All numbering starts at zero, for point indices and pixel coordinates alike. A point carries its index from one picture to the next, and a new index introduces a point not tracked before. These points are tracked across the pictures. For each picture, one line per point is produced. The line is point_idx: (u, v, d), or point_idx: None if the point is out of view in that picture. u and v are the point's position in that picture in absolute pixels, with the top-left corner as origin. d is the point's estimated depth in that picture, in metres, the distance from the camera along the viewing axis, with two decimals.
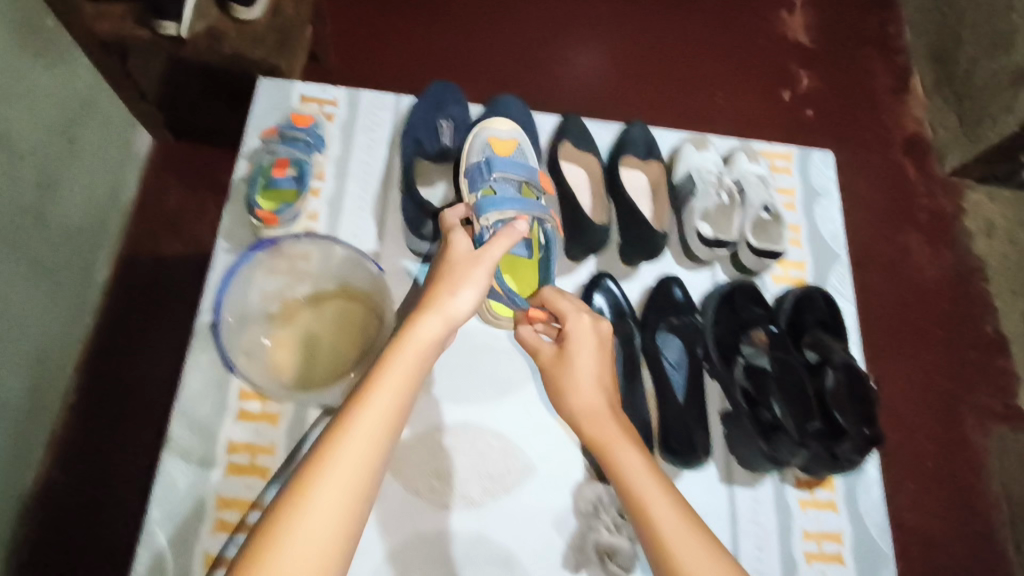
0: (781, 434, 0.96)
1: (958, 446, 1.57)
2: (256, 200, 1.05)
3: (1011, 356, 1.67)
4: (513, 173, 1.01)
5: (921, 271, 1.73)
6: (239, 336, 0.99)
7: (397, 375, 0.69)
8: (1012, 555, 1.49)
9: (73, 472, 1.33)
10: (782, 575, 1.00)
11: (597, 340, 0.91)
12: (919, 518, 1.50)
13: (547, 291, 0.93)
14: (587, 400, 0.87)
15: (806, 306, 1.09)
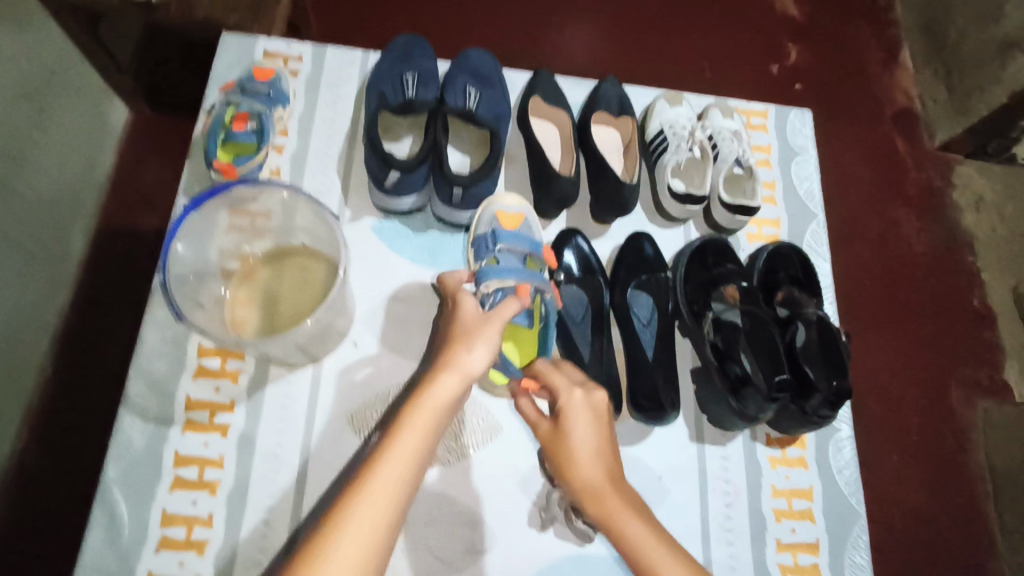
0: (749, 389, 0.93)
1: (944, 419, 1.54)
2: (214, 153, 1.03)
3: (997, 329, 1.64)
4: (517, 246, 0.97)
5: (908, 245, 1.69)
6: (197, 291, 0.96)
7: (412, 439, 0.67)
8: (997, 528, 1.46)
9: (48, 444, 1.25)
10: (751, 532, 0.99)
11: (596, 414, 0.83)
12: (904, 491, 1.47)
13: (541, 363, 0.88)
14: (585, 472, 0.80)
15: (779, 263, 1.07)
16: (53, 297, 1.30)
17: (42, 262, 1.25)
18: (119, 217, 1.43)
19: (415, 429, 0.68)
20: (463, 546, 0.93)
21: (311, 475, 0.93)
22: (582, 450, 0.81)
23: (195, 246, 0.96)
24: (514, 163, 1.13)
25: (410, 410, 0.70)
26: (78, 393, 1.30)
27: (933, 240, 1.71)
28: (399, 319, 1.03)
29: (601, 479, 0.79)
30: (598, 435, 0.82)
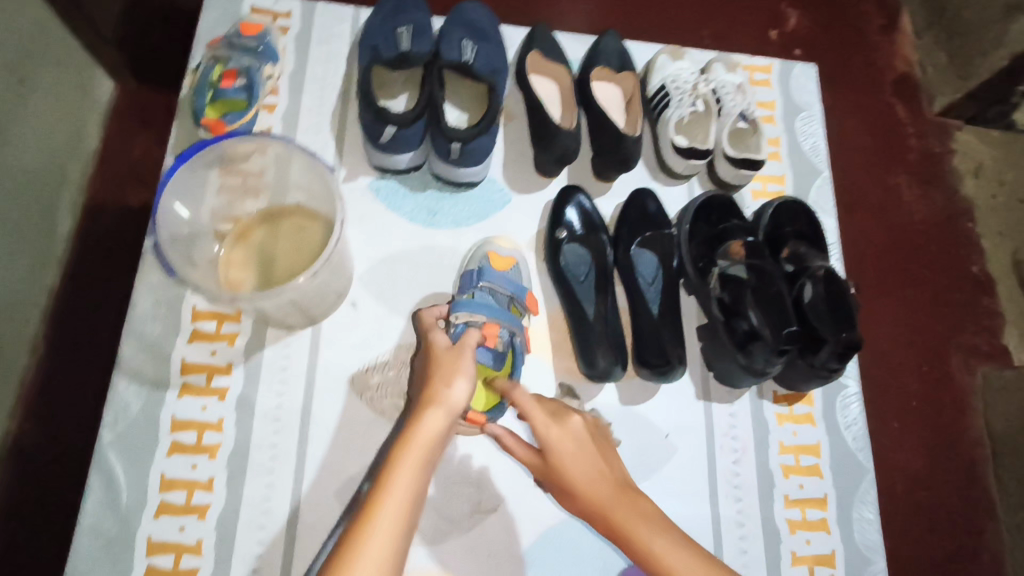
0: (757, 343, 0.92)
1: (944, 387, 1.35)
2: (201, 109, 1.01)
3: (998, 296, 1.44)
4: (504, 288, 0.93)
5: (908, 206, 1.46)
6: (189, 248, 0.93)
7: (402, 483, 0.64)
8: (1001, 513, 1.27)
9: (46, 428, 1.12)
10: (759, 488, 0.98)
11: (571, 438, 0.80)
12: (908, 459, 1.27)
13: (512, 390, 0.82)
14: (586, 497, 0.76)
15: (785, 217, 1.05)
16: (40, 274, 1.17)
17: (28, 234, 1.14)
18: (107, 195, 1.27)
19: (404, 472, 0.65)
20: (470, 505, 0.92)
21: (313, 436, 0.91)
22: (577, 477, 0.77)
23: (189, 205, 0.94)
24: (513, 121, 1.11)
25: (397, 452, 0.67)
26: (73, 374, 1.16)
27: (932, 195, 1.49)
28: (399, 280, 1.00)
29: (606, 496, 0.75)
30: (587, 459, 0.78)
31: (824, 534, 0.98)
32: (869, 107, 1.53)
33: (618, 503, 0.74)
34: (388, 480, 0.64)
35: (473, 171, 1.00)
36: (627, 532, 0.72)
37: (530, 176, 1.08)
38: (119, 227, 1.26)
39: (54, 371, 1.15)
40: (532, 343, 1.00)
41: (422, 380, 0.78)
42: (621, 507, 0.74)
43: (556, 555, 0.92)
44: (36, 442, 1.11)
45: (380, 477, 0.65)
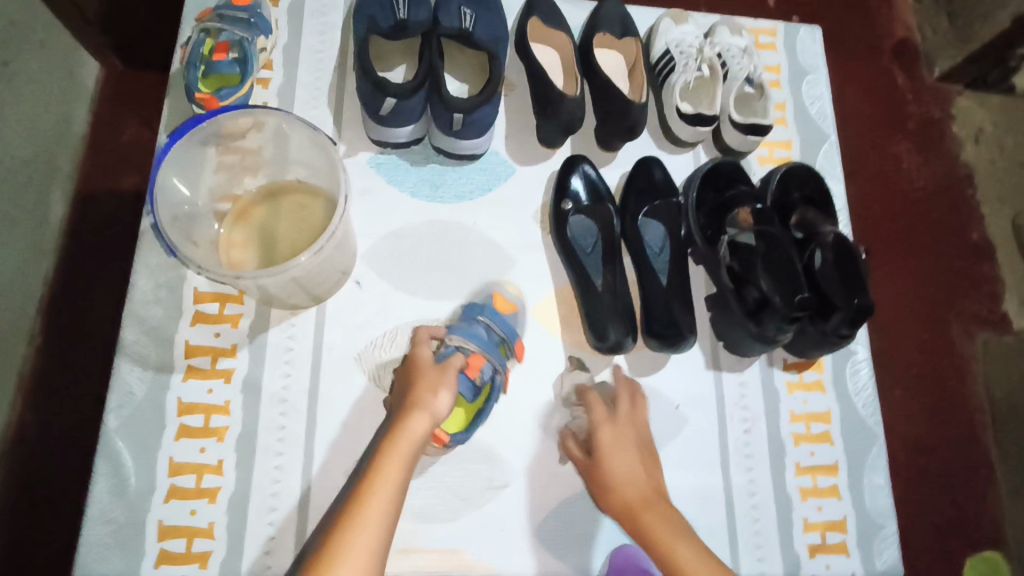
0: (769, 310, 0.91)
1: (943, 354, 1.29)
2: (195, 83, 0.98)
3: (999, 262, 1.37)
4: (497, 328, 0.91)
5: (903, 171, 1.39)
6: (189, 228, 0.90)
7: (386, 486, 0.66)
8: (1003, 489, 1.22)
9: (49, 418, 1.11)
10: (771, 456, 0.98)
11: (623, 437, 0.87)
12: (907, 428, 1.23)
13: (588, 392, 0.92)
14: (620, 493, 0.82)
15: (793, 182, 1.03)
16: (34, 264, 1.14)
17: (22, 222, 1.11)
18: (101, 181, 1.24)
19: (388, 476, 0.67)
20: (481, 482, 0.91)
21: (321, 416, 0.90)
22: (613, 477, 0.83)
23: (188, 182, 0.91)
24: (515, 91, 1.08)
25: (381, 456, 0.69)
26: (73, 363, 1.14)
27: (929, 160, 1.41)
28: (403, 256, 0.98)
29: (630, 494, 0.81)
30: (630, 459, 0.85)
31: (835, 501, 0.98)
32: (862, 73, 1.44)
33: (644, 504, 0.80)
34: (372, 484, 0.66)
35: (475, 142, 0.98)
36: (652, 529, 0.77)
37: (534, 147, 1.06)
38: (111, 212, 1.23)
39: (55, 361, 1.13)
40: (539, 317, 0.99)
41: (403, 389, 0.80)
42: (644, 505, 0.80)
43: (568, 529, 0.91)
44: (38, 433, 1.10)
45: (364, 480, 0.67)
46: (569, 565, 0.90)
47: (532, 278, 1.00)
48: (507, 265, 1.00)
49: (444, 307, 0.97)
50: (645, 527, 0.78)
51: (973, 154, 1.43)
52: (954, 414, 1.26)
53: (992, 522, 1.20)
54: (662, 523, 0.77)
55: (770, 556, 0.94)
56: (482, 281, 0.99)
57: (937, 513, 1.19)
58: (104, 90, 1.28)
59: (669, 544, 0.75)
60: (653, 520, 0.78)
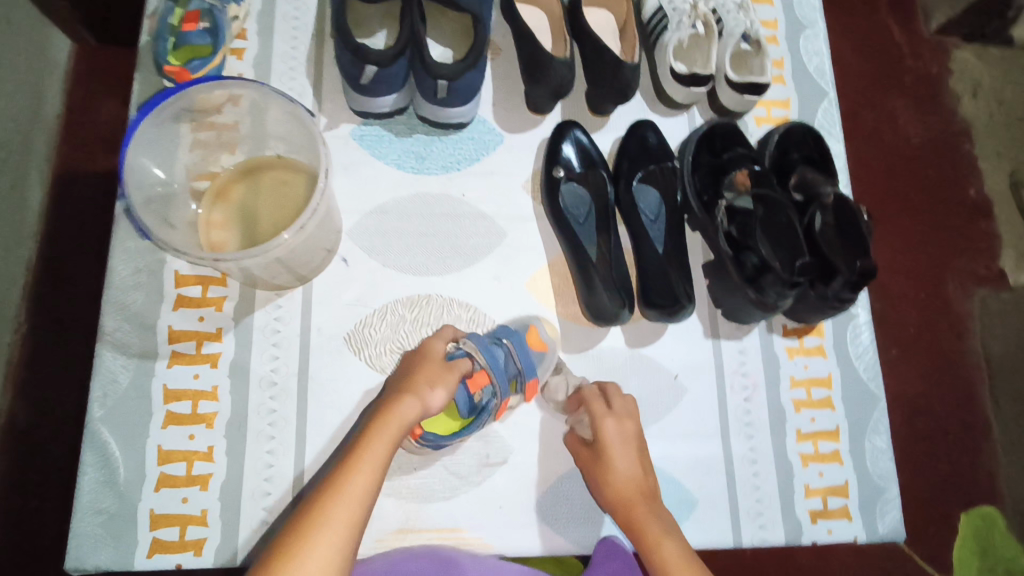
0: (768, 275, 0.87)
1: (939, 312, 1.23)
2: (163, 56, 0.94)
3: (996, 219, 1.29)
4: (516, 359, 0.83)
5: (897, 129, 1.29)
6: (165, 210, 0.86)
7: (367, 470, 0.63)
8: (1000, 455, 1.17)
9: (38, 408, 1.06)
10: (771, 423, 0.97)
11: (623, 434, 0.84)
12: (902, 386, 1.17)
13: (585, 388, 0.87)
14: (618, 492, 0.81)
15: (792, 143, 1.00)
16: (17, 251, 1.08)
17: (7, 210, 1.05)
18: (79, 164, 1.17)
19: (370, 460, 0.64)
20: (478, 459, 0.90)
21: (312, 399, 0.88)
22: (611, 478, 0.82)
23: (161, 161, 0.87)
24: (501, 55, 1.03)
25: (364, 440, 0.65)
26: (61, 349, 1.09)
27: (924, 115, 1.31)
28: (390, 232, 0.95)
29: (628, 495, 0.80)
30: (628, 459, 0.83)
31: (837, 466, 0.97)
32: (857, 26, 1.34)
33: (643, 505, 0.79)
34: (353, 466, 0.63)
35: (461, 110, 0.93)
36: (645, 532, 0.76)
37: (523, 115, 1.02)
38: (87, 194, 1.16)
39: (43, 347, 1.09)
40: (532, 291, 0.96)
41: (398, 378, 0.77)
42: (640, 508, 0.79)
43: (565, 505, 0.90)
44: (30, 421, 1.05)
45: (345, 462, 0.63)
46: (570, 540, 0.89)
47: (524, 250, 0.97)
48: (498, 238, 0.97)
49: (435, 282, 0.94)
50: (639, 529, 0.77)
51: (970, 108, 1.34)
52: (951, 372, 1.20)
53: (986, 482, 1.16)
54: (655, 527, 0.76)
55: (771, 524, 0.93)
56: (473, 255, 0.96)
57: (933, 472, 1.14)
58: (77, 68, 1.21)
59: (657, 549, 0.74)
60: (646, 523, 0.77)
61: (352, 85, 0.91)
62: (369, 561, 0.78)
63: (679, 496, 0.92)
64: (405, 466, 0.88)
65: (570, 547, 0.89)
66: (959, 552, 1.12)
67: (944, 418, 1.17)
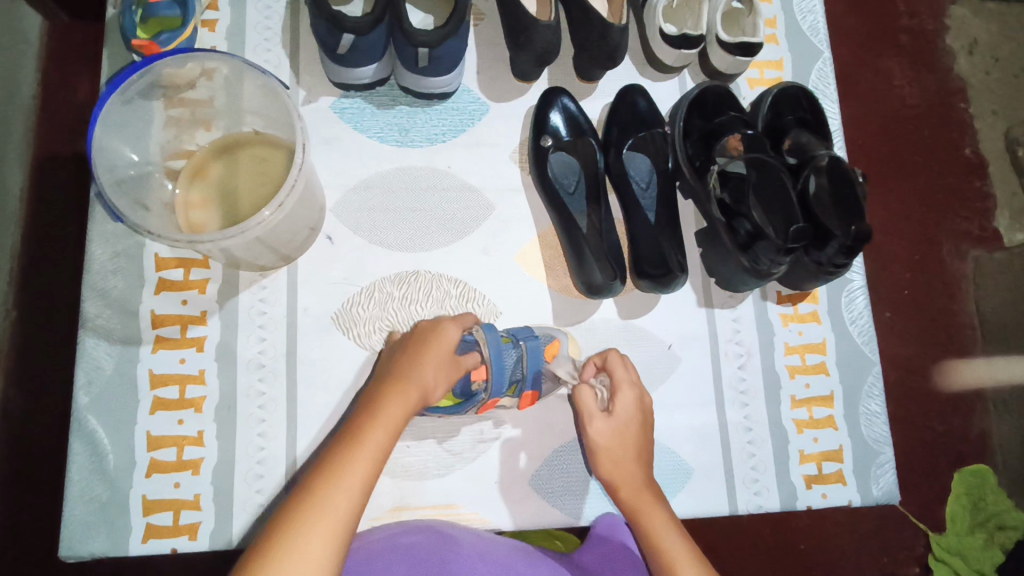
0: (762, 243, 0.87)
1: (933, 274, 1.21)
2: (130, 28, 0.90)
3: (990, 178, 1.26)
4: (523, 367, 0.82)
5: (891, 88, 1.26)
6: (139, 191, 0.84)
7: (356, 471, 0.58)
8: (992, 415, 1.17)
9: (25, 399, 1.01)
10: (765, 390, 0.96)
11: (638, 409, 0.83)
12: (896, 349, 1.17)
13: (612, 353, 0.85)
14: (620, 470, 0.80)
15: (785, 104, 0.97)
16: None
17: None
18: (59, 143, 1.10)
19: (359, 459, 0.59)
20: (472, 435, 0.90)
21: (300, 380, 0.87)
22: (618, 455, 0.80)
23: (131, 140, 0.84)
24: (485, 20, 0.99)
25: (355, 436, 0.61)
26: (53, 334, 1.04)
27: (919, 73, 1.27)
28: (376, 207, 0.93)
29: (629, 476, 0.79)
30: (636, 436, 0.81)
31: (831, 432, 0.97)
32: None
33: (642, 487, 0.79)
34: (338, 465, 0.58)
35: (445, 79, 0.90)
36: (643, 515, 0.77)
37: (509, 82, 0.98)
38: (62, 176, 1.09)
39: (32, 332, 1.04)
40: (523, 264, 0.94)
41: (392, 362, 0.71)
42: (644, 491, 0.78)
43: (559, 477, 0.90)
44: (25, 407, 1.01)
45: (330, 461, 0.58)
46: (567, 512, 0.89)
47: (513, 223, 0.95)
48: (486, 211, 0.95)
49: (424, 258, 0.92)
50: (639, 511, 0.77)
51: (965, 66, 1.30)
52: (943, 333, 1.19)
53: (977, 443, 1.15)
54: (656, 511, 0.77)
55: (765, 490, 0.94)
56: (462, 229, 0.94)
57: (924, 432, 1.14)
58: (49, 44, 1.13)
59: (657, 536, 0.75)
60: (647, 506, 0.77)
61: (328, 55, 0.87)
62: (371, 535, 0.78)
63: (673, 465, 0.92)
64: (398, 444, 0.88)
65: (566, 519, 0.89)
66: (950, 509, 1.09)
67: (937, 380, 1.17)
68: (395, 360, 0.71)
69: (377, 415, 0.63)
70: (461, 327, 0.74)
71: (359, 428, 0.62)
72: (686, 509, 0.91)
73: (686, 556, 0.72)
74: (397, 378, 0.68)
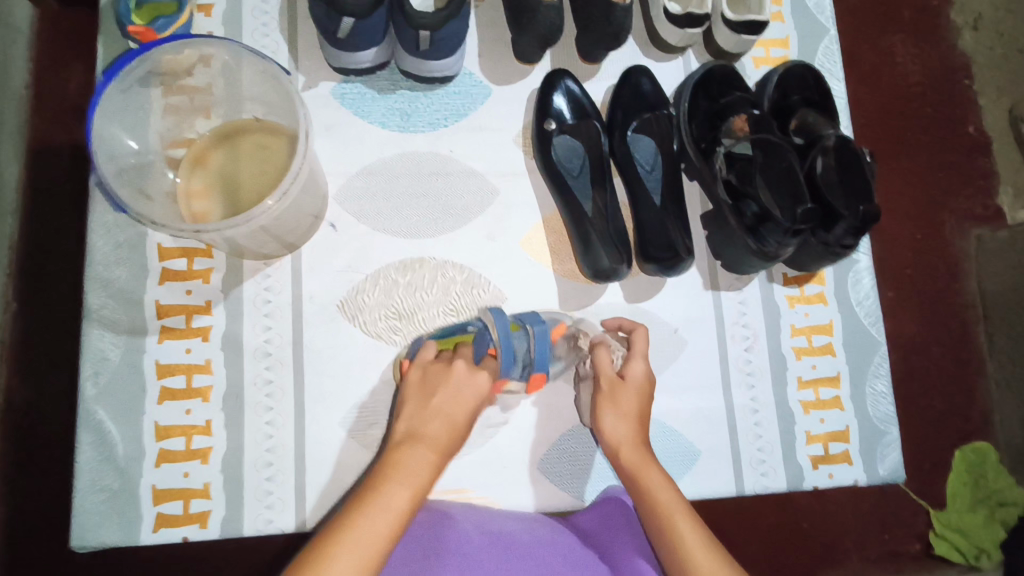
0: (769, 224, 0.86)
1: (937, 253, 1.20)
2: (124, 13, 0.88)
3: (995, 156, 1.25)
4: (532, 350, 0.81)
5: (895, 66, 1.24)
6: (140, 180, 0.83)
7: (374, 537, 0.57)
8: (995, 394, 1.17)
9: (30, 390, 1.01)
10: (772, 372, 0.96)
11: (649, 380, 0.83)
12: (900, 328, 1.16)
13: (641, 327, 0.86)
14: (619, 428, 0.78)
15: (792, 84, 0.96)
16: None
17: None
18: (51, 131, 1.08)
19: (377, 524, 0.58)
20: (479, 421, 0.90)
21: (305, 369, 0.87)
22: (619, 412, 0.79)
23: (130, 128, 0.83)
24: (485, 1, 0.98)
25: (390, 476, 0.62)
26: (55, 326, 1.04)
27: (924, 50, 1.25)
28: (378, 194, 0.92)
29: (627, 435, 0.78)
30: (640, 401, 0.81)
31: (837, 412, 0.97)
32: None
33: (640, 448, 0.77)
34: (356, 531, 0.57)
35: (447, 63, 0.89)
36: (638, 472, 0.75)
37: (510, 65, 0.97)
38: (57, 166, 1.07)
39: (31, 324, 1.03)
40: (528, 250, 0.94)
41: (416, 408, 0.70)
42: (639, 448, 0.77)
43: (567, 462, 0.90)
44: (32, 399, 1.01)
45: (348, 523, 0.58)
46: (573, 495, 0.89)
47: (516, 209, 0.94)
48: (490, 196, 0.94)
49: (428, 244, 0.92)
50: (634, 468, 0.75)
51: (970, 42, 1.28)
52: (946, 312, 1.19)
53: (978, 421, 1.15)
54: (653, 469, 0.74)
55: (772, 470, 0.94)
56: (466, 215, 0.93)
57: (928, 411, 1.14)
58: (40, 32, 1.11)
59: (651, 491, 0.73)
60: (645, 465, 0.75)
61: (327, 40, 0.86)
62: None
63: (681, 447, 0.93)
64: None
65: (572, 501, 0.89)
66: (951, 487, 1.11)
67: (939, 358, 1.16)
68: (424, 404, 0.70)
69: (402, 474, 0.63)
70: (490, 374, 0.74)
71: (382, 488, 0.61)
72: (692, 491, 0.92)
73: (684, 514, 0.70)
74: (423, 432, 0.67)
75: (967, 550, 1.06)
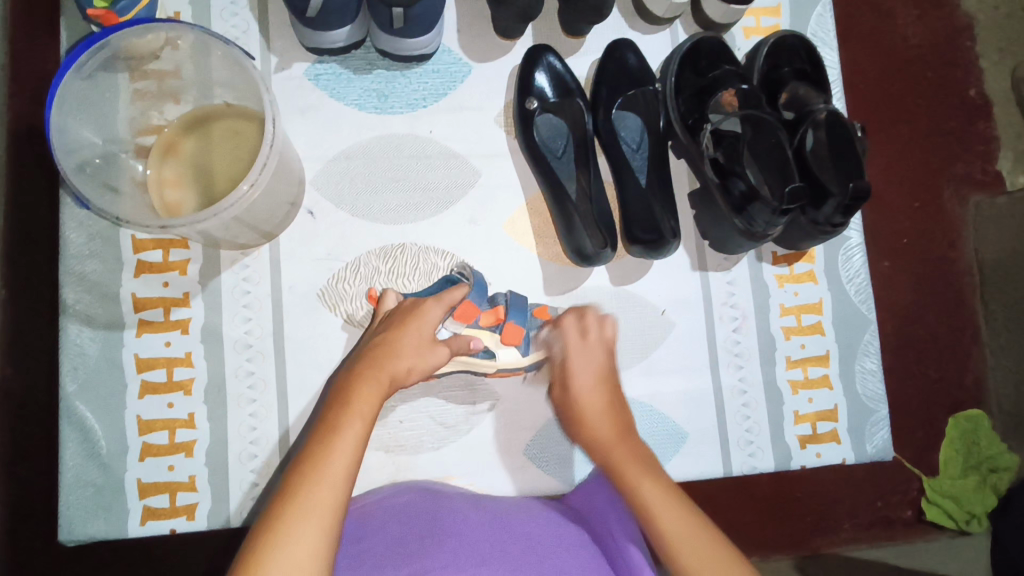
0: (757, 203, 0.84)
1: (932, 222, 1.12)
2: None
3: (994, 121, 1.16)
4: (507, 295, 0.86)
5: (894, 28, 1.14)
6: (106, 175, 0.80)
7: (338, 464, 0.57)
8: (991, 374, 1.10)
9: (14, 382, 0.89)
10: (760, 352, 0.96)
11: (593, 359, 0.81)
12: (896, 303, 1.09)
13: (569, 314, 0.84)
14: (588, 423, 0.78)
15: (782, 55, 0.92)
16: None
17: None
18: None
19: (339, 452, 0.58)
20: (464, 408, 0.89)
21: (290, 359, 0.86)
22: (581, 409, 0.79)
23: (93, 118, 0.81)
24: None
25: (346, 400, 0.63)
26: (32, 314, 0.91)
27: (922, 9, 1.16)
28: (356, 178, 0.90)
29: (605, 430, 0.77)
30: (600, 396, 0.79)
31: (826, 391, 0.96)
32: None
33: (619, 439, 0.76)
34: (320, 467, 0.57)
35: (423, 41, 0.86)
36: (619, 464, 0.73)
37: (493, 40, 0.93)
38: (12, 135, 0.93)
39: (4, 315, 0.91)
40: (512, 232, 0.92)
41: (369, 348, 0.71)
42: (615, 440, 0.75)
43: (555, 449, 0.90)
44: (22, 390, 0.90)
45: (311, 456, 0.58)
46: (559, 480, 0.89)
47: (500, 191, 0.92)
48: (471, 178, 0.92)
49: (408, 230, 0.90)
50: (609, 454, 0.74)
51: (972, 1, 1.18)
52: (940, 281, 1.11)
53: (971, 390, 1.09)
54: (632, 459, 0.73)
55: (761, 452, 0.94)
56: (447, 199, 0.91)
57: (924, 393, 1.08)
58: None
59: (633, 485, 0.70)
60: (620, 456, 0.73)
61: (299, 19, 0.82)
62: (362, 499, 0.80)
63: (669, 432, 0.93)
64: (393, 420, 0.88)
65: (558, 484, 0.89)
66: (944, 455, 1.05)
67: (934, 328, 1.10)
68: (370, 348, 0.71)
69: (352, 406, 0.63)
70: (444, 308, 0.74)
71: (336, 421, 0.61)
72: (677, 474, 0.92)
73: (662, 495, 0.68)
74: (372, 365, 0.68)
75: (959, 517, 1.02)
